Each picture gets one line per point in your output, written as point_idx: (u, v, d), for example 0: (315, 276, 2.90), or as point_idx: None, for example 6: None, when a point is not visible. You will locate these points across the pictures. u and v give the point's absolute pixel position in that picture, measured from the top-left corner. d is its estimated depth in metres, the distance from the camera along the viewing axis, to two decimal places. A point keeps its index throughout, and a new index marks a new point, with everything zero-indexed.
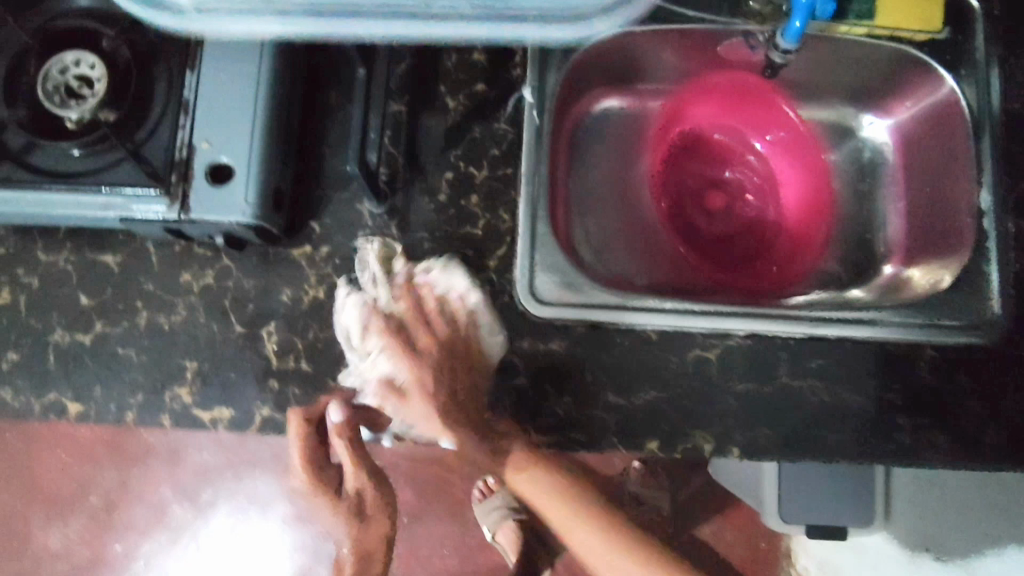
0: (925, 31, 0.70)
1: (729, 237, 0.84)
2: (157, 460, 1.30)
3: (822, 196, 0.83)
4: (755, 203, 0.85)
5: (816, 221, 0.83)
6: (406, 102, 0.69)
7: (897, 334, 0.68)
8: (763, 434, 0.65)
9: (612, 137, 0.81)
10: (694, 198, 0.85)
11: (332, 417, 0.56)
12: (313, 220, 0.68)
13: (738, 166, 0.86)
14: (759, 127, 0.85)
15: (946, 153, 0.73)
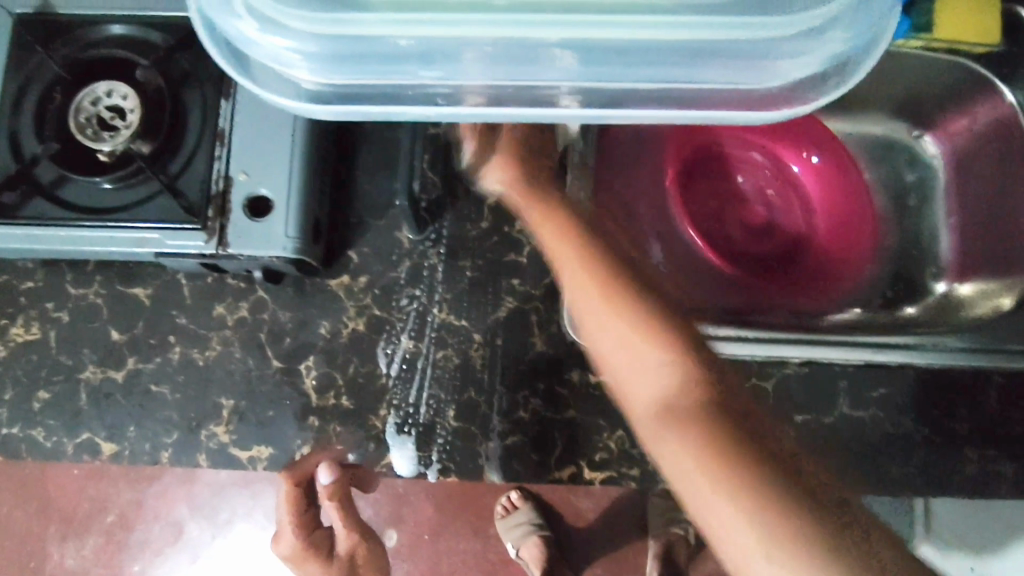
0: (983, 44, 0.67)
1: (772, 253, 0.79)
2: None
3: (865, 206, 0.79)
4: (787, 217, 0.81)
5: (862, 233, 0.79)
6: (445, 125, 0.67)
7: (964, 359, 0.65)
8: (826, 467, 0.62)
9: (643, 154, 0.77)
10: (724, 214, 0.80)
11: (322, 480, 0.59)
12: (350, 250, 0.66)
13: (764, 180, 0.82)
14: (785, 139, 0.81)
15: (1005, 169, 0.71)
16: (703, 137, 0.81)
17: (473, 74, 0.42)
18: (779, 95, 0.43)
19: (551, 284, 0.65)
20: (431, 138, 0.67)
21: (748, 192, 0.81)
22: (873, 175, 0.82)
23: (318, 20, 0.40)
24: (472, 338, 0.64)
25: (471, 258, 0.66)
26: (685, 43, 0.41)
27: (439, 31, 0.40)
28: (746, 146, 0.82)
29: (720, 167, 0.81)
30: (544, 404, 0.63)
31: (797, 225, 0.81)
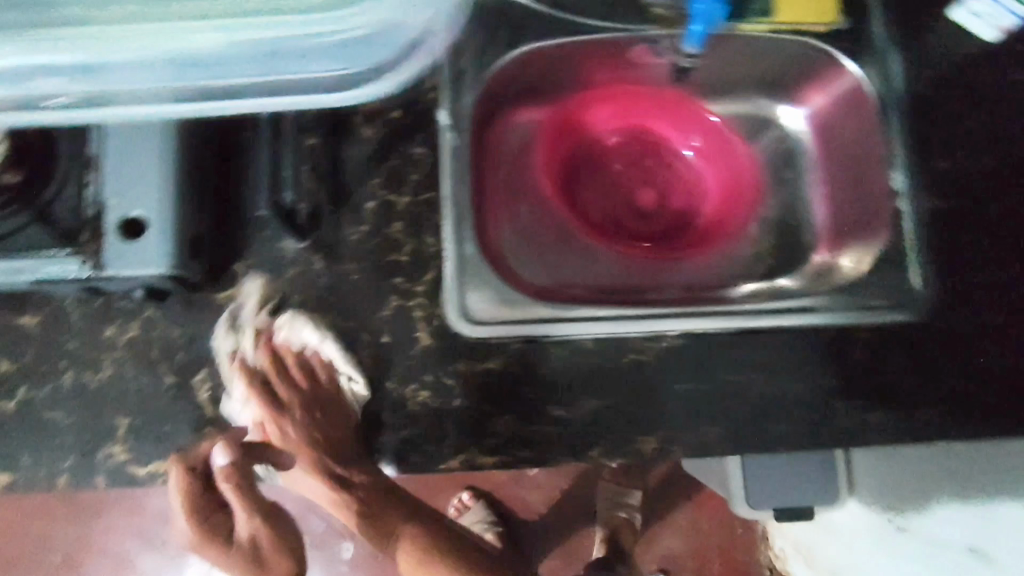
0: (822, 23, 0.72)
1: (659, 228, 0.84)
2: (116, 512, 1.28)
3: (742, 172, 0.84)
4: (670, 198, 0.85)
5: (743, 198, 0.84)
6: (321, 135, 0.68)
7: (832, 320, 0.69)
8: (706, 432, 0.66)
9: (529, 151, 0.81)
10: (608, 201, 0.84)
11: (218, 460, 0.53)
12: (237, 262, 0.68)
13: (647, 165, 0.86)
14: (669, 124, 0.86)
15: (862, 139, 0.75)
16: (589, 132, 0.85)
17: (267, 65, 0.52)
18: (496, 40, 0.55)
19: (434, 279, 0.68)
20: (308, 148, 0.67)
21: (628, 177, 0.86)
22: (757, 151, 0.85)
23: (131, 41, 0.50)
24: (359, 337, 0.67)
25: (355, 262, 0.68)
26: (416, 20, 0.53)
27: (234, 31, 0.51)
28: (629, 136, 0.86)
29: (603, 158, 0.86)
30: (433, 394, 0.66)
31: (679, 206, 0.85)
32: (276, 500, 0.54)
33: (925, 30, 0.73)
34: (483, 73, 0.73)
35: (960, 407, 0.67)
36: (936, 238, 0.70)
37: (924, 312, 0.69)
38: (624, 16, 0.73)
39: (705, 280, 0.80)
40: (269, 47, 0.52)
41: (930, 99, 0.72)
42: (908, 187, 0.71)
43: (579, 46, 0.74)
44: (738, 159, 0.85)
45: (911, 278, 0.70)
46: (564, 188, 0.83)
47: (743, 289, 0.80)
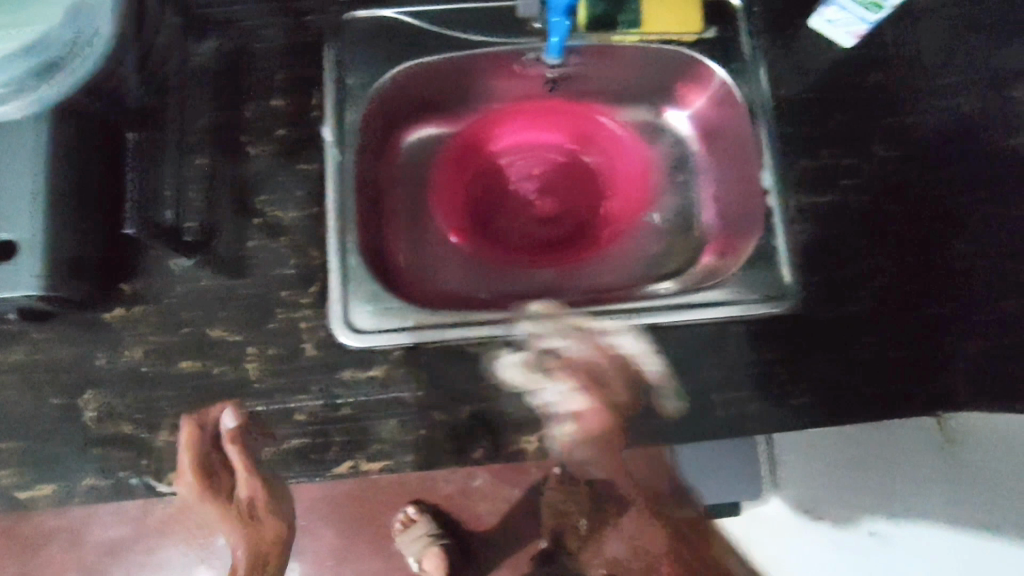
0: (687, 33, 0.75)
1: (564, 236, 0.82)
2: (52, 543, 1.24)
3: (642, 171, 0.84)
4: (577, 205, 0.84)
5: (640, 198, 0.84)
6: (208, 154, 0.71)
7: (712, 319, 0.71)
8: (587, 429, 0.68)
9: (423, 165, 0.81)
10: (512, 212, 0.83)
11: (227, 422, 0.63)
12: (124, 282, 0.68)
13: (551, 174, 0.85)
14: (570, 132, 0.85)
15: (738, 139, 0.77)
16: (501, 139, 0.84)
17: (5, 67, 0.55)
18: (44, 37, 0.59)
19: (320, 292, 0.70)
20: (195, 167, 0.70)
21: (537, 185, 0.84)
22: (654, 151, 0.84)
23: None
24: (246, 351, 0.68)
25: (243, 277, 0.69)
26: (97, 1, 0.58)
27: None
28: (532, 147, 0.85)
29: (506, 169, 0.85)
30: (320, 404, 0.67)
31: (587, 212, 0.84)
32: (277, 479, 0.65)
33: (790, 38, 0.77)
34: (365, 90, 0.73)
35: (832, 396, 0.69)
36: (804, 235, 0.73)
37: (796, 304, 0.71)
38: (502, 30, 0.75)
39: (610, 285, 0.79)
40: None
41: (796, 102, 0.76)
42: (776, 185, 0.74)
43: (464, 60, 0.76)
44: (640, 160, 0.84)
45: (781, 273, 0.72)
46: (464, 201, 0.83)
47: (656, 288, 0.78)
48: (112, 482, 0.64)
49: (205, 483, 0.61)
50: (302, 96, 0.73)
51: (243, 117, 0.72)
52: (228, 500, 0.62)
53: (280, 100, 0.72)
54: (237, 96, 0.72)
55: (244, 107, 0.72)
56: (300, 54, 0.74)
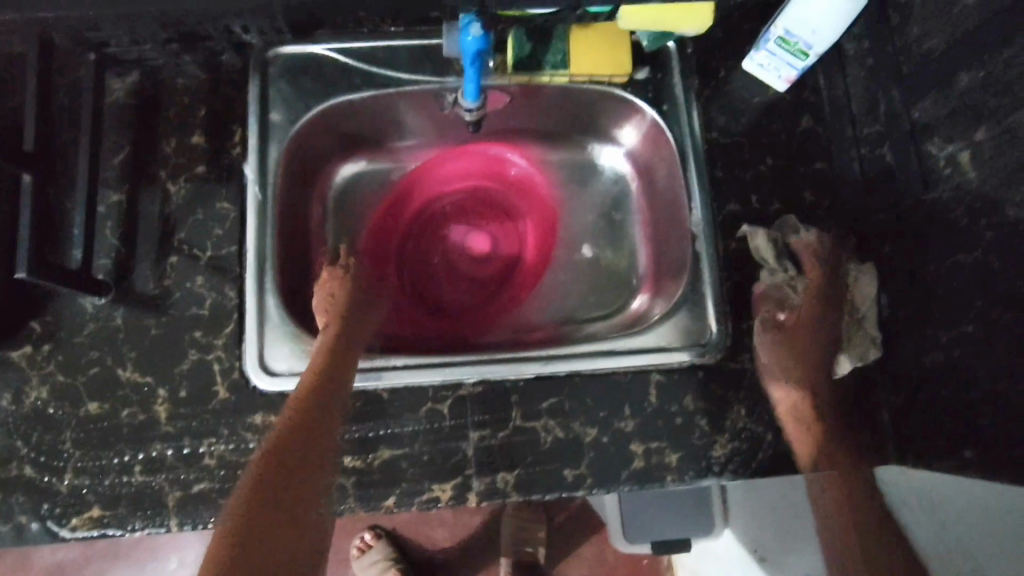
0: (618, 74, 0.74)
1: (477, 285, 0.85)
2: (11, 557, 1.29)
3: (555, 218, 0.85)
4: (505, 244, 0.86)
5: (551, 243, 0.84)
6: (125, 191, 0.70)
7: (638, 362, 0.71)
8: (501, 478, 0.66)
9: (355, 203, 0.83)
10: (433, 253, 0.86)
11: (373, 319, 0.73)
12: (33, 320, 0.67)
13: (478, 216, 0.87)
14: (491, 173, 0.87)
15: (669, 181, 0.78)
16: (429, 184, 0.86)
17: None
18: None
19: (234, 333, 0.68)
20: (111, 204, 0.70)
21: (458, 231, 0.86)
22: (591, 195, 0.85)
23: None
24: (155, 392, 0.66)
25: (157, 316, 0.68)
26: None
27: None
28: (457, 191, 0.87)
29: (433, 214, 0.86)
30: (229, 447, 0.66)
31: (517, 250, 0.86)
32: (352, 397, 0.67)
33: (718, 81, 0.77)
34: (289, 126, 0.73)
35: (754, 446, 0.68)
36: (729, 281, 0.73)
37: (719, 351, 0.71)
38: (429, 68, 0.74)
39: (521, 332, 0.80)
40: None
41: (725, 144, 0.75)
42: (706, 229, 0.73)
43: (392, 98, 0.76)
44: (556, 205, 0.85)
45: (707, 319, 0.72)
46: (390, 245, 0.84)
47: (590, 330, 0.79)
48: (11, 527, 0.63)
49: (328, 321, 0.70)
50: (223, 133, 0.72)
51: (162, 154, 0.71)
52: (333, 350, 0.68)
53: (202, 137, 0.72)
54: (158, 132, 0.71)
55: (165, 143, 0.72)
56: (222, 90, 0.73)
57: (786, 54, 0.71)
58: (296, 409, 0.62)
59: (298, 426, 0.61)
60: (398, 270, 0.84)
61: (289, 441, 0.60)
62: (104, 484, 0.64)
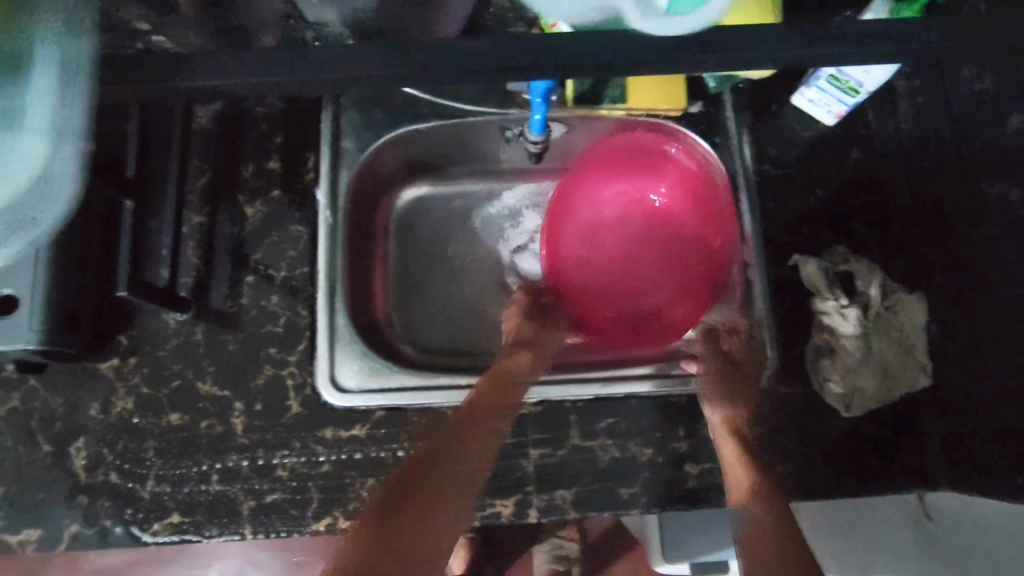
0: (674, 108, 0.77)
1: (603, 289, 0.87)
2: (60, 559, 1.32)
3: (686, 253, 0.85)
4: (638, 275, 0.87)
5: (680, 275, 0.85)
6: (206, 213, 0.74)
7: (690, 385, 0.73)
8: (560, 495, 0.68)
9: (416, 223, 0.86)
10: (574, 243, 0.87)
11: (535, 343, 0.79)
12: (119, 334, 0.71)
13: (617, 241, 0.88)
14: (640, 197, 0.88)
15: (718, 210, 0.80)
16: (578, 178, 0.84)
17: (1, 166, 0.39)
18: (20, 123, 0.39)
19: (306, 350, 0.72)
20: (193, 225, 0.74)
21: (592, 227, 0.88)
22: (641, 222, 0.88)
23: None
24: (232, 406, 0.70)
25: (234, 332, 0.72)
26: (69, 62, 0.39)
27: None
28: (599, 199, 0.87)
29: (580, 232, 0.87)
30: (301, 460, 0.69)
31: (654, 280, 0.86)
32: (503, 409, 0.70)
33: (768, 116, 0.80)
34: (359, 154, 0.78)
35: (805, 470, 0.70)
36: (780, 307, 0.75)
37: (767, 378, 0.73)
38: (493, 100, 0.78)
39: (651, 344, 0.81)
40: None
41: (775, 176, 0.78)
42: (757, 257, 0.76)
43: (456, 128, 0.80)
44: (686, 243, 0.85)
45: (758, 346, 0.74)
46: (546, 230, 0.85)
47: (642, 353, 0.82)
48: (95, 531, 0.66)
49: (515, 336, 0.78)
50: (298, 160, 0.77)
51: (242, 178, 0.76)
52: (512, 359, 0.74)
53: (278, 163, 0.76)
54: (237, 157, 0.76)
55: (243, 168, 0.76)
56: (297, 118, 0.78)
57: (837, 91, 0.73)
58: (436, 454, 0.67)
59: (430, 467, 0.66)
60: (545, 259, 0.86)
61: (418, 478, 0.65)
62: (183, 492, 0.67)
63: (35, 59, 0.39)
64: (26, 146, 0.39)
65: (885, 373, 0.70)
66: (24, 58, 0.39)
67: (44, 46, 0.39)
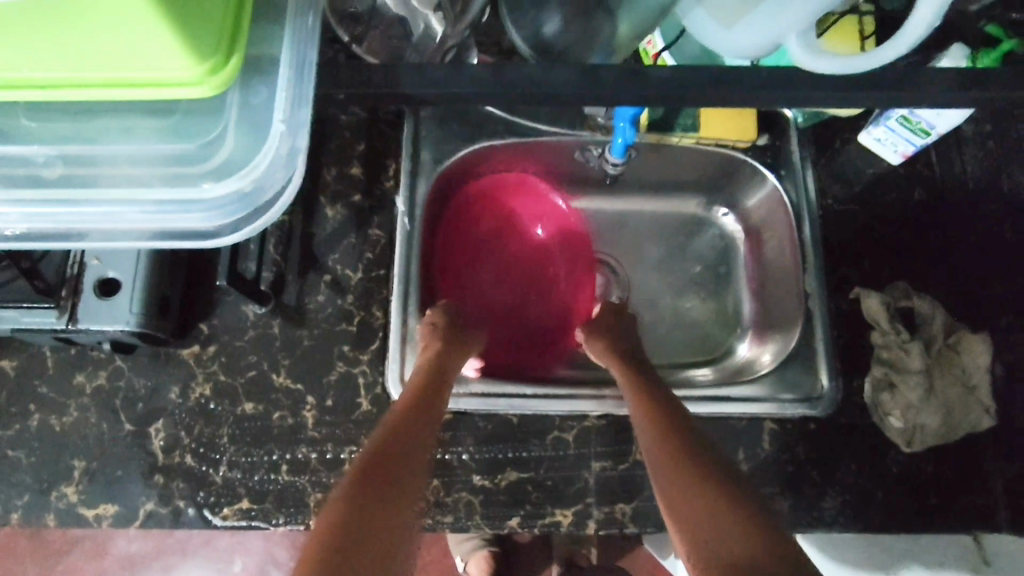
0: (741, 140, 0.79)
1: (511, 314, 0.88)
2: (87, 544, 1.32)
3: (585, 290, 0.88)
4: (536, 303, 0.89)
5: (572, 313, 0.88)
6: (289, 212, 0.78)
7: (751, 410, 0.74)
8: (619, 508, 0.70)
9: (468, 239, 0.88)
10: (488, 269, 0.89)
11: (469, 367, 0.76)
12: (202, 322, 0.74)
13: (528, 272, 0.90)
14: (522, 220, 0.89)
15: (781, 242, 0.82)
16: (495, 206, 0.88)
17: (235, 153, 0.45)
18: (259, 116, 0.45)
19: (378, 350, 0.74)
20: (276, 223, 0.77)
21: (509, 256, 0.90)
22: (698, 247, 0.91)
23: (163, 185, 0.46)
24: (304, 399, 0.72)
25: (309, 329, 0.74)
26: (288, 61, 0.44)
27: (192, 146, 0.45)
28: (517, 229, 0.90)
29: (458, 246, 0.87)
30: None
31: (538, 302, 0.89)
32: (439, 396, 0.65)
33: (834, 152, 0.82)
34: (437, 166, 0.81)
35: (862, 502, 0.71)
36: (840, 339, 0.76)
37: (826, 408, 0.73)
38: (568, 122, 0.81)
39: (543, 370, 0.84)
40: (230, 158, 0.45)
41: (839, 212, 0.80)
42: (820, 288, 0.77)
43: (531, 146, 0.83)
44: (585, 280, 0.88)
45: (818, 375, 0.75)
46: (458, 255, 0.87)
47: (693, 374, 0.85)
48: (169, 510, 0.68)
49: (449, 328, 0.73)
50: (378, 167, 0.80)
51: (325, 181, 0.79)
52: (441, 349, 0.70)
53: (360, 168, 0.80)
54: (322, 160, 0.79)
55: (327, 170, 0.79)
56: (379, 127, 0.81)
57: (906, 132, 0.75)
58: (389, 434, 0.58)
59: (379, 461, 0.54)
60: (448, 282, 0.85)
61: (381, 466, 0.53)
62: (254, 479, 0.69)
63: (277, 61, 0.45)
64: (266, 141, 0.44)
65: (946, 412, 0.70)
66: (270, 64, 0.45)
67: (281, 50, 0.45)
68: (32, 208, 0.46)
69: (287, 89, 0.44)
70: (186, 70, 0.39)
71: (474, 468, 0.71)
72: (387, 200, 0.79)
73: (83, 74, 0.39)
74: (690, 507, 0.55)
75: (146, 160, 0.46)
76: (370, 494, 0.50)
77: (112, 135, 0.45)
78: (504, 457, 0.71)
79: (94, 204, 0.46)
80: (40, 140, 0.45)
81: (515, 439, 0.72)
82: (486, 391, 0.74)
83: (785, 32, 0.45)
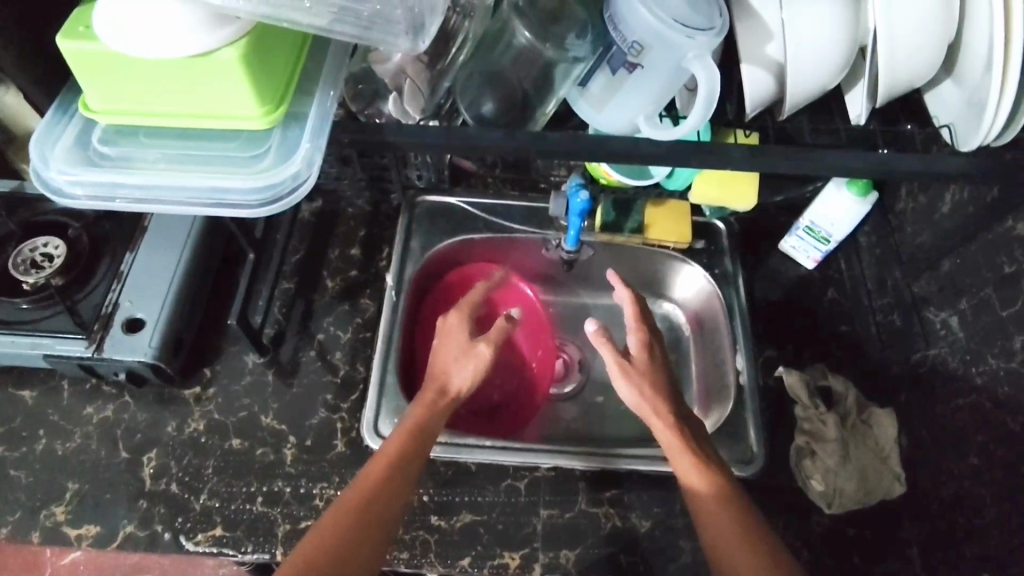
0: (682, 242, 0.94)
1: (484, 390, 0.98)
2: None
3: (546, 364, 0.98)
4: (506, 381, 0.99)
5: (536, 388, 0.97)
6: (295, 282, 0.92)
7: None
8: (564, 554, 0.75)
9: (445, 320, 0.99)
10: None
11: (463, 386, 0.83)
12: (205, 367, 0.84)
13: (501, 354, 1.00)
14: (495, 304, 0.99)
15: (716, 330, 0.95)
16: None
17: (273, 161, 0.60)
18: (289, 146, 0.61)
19: (357, 401, 0.84)
20: (282, 290, 0.91)
21: None
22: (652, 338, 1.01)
23: (219, 176, 0.60)
24: (286, 438, 0.80)
25: (298, 378, 0.85)
26: (316, 111, 0.61)
27: (246, 152, 0.61)
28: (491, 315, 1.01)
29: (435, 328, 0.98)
30: (337, 492, 0.77)
31: (502, 378, 0.99)
32: (437, 425, 0.72)
33: (758, 258, 0.97)
34: (423, 252, 0.95)
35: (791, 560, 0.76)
36: (767, 412, 0.86)
37: (755, 470, 0.81)
38: (537, 223, 0.98)
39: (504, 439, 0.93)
40: (271, 162, 0.60)
41: (762, 306, 0.94)
42: (749, 367, 0.88)
43: (503, 240, 0.98)
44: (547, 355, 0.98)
45: (750, 442, 0.84)
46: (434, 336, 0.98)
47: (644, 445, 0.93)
48: (147, 534, 0.74)
49: (460, 349, 0.77)
50: (374, 250, 0.95)
51: (328, 258, 0.94)
52: (445, 375, 0.75)
53: (358, 250, 0.95)
54: (328, 243, 0.95)
55: (331, 250, 0.94)
56: (378, 218, 0.98)
57: (812, 241, 0.91)
58: (367, 486, 0.65)
59: (364, 505, 0.63)
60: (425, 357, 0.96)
61: (345, 527, 0.62)
62: (231, 508, 0.76)
63: (305, 115, 0.61)
64: (294, 157, 0.60)
65: (862, 477, 0.78)
66: (298, 119, 0.61)
67: (309, 105, 0.61)
68: (121, 190, 0.60)
69: (312, 134, 0.60)
70: (252, 110, 0.56)
71: (434, 509, 0.77)
72: (379, 276, 0.93)
73: (184, 110, 0.56)
74: (713, 528, 0.64)
75: (208, 163, 0.61)
76: (323, 556, 0.60)
77: (194, 147, 0.61)
78: (462, 498, 0.78)
79: (169, 188, 0.60)
80: (141, 143, 0.61)
81: (470, 484, 0.79)
82: (452, 440, 0.81)
83: (637, 114, 0.67)
